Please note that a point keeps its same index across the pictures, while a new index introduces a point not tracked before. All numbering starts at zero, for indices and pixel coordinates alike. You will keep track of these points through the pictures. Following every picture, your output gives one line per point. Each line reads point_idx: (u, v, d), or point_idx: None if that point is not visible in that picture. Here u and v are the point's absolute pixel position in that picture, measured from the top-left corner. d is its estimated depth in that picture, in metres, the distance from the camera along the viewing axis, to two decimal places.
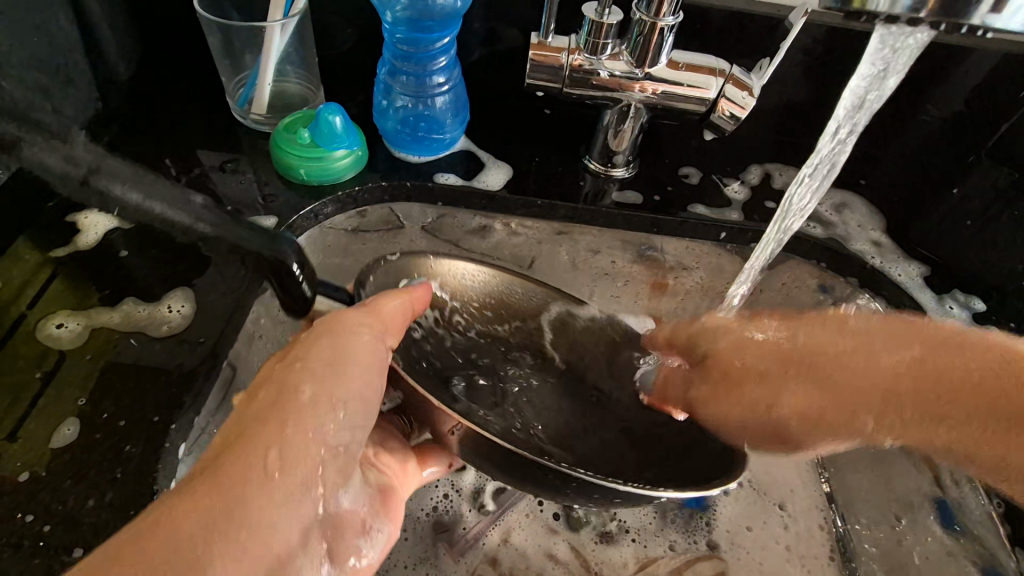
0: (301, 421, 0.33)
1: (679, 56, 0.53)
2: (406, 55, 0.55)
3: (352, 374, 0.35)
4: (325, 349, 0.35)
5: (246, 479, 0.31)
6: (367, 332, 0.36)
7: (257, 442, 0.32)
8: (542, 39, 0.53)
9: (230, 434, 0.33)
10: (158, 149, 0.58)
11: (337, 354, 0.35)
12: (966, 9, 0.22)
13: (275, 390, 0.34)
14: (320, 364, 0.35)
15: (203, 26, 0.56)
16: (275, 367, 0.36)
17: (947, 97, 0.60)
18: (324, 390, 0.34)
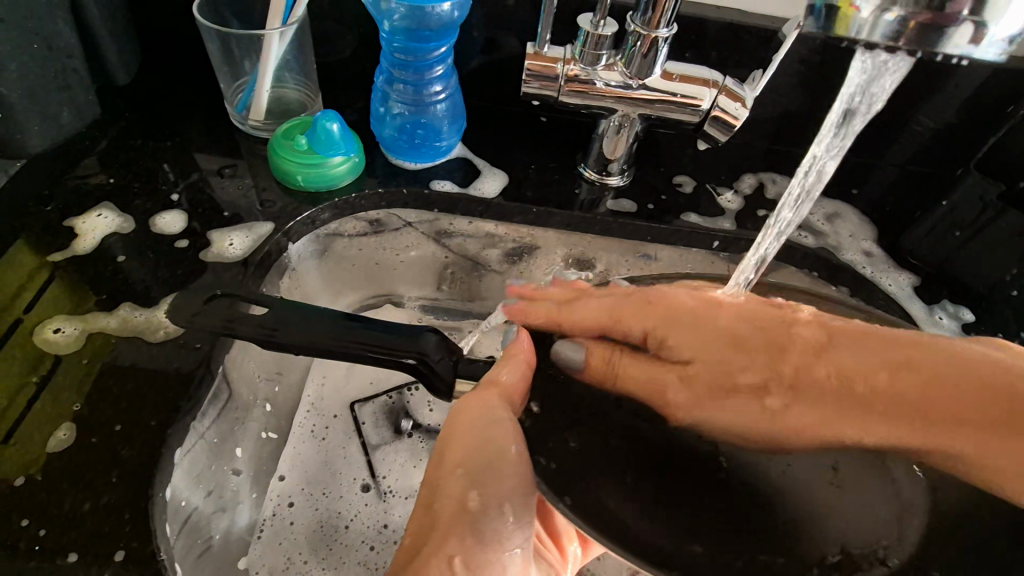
0: (477, 534, 0.36)
1: (673, 67, 0.54)
2: (403, 63, 0.56)
3: (504, 473, 0.37)
4: (470, 441, 0.38)
5: None
6: (505, 422, 0.38)
7: (442, 560, 0.35)
8: (538, 49, 0.54)
9: (409, 549, 0.37)
10: (157, 155, 0.58)
11: (486, 450, 0.37)
12: (941, 39, 0.23)
13: (443, 489, 0.37)
14: (474, 461, 0.37)
15: (203, 33, 0.57)
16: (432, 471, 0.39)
17: (939, 109, 0.61)
18: (488, 494, 0.37)
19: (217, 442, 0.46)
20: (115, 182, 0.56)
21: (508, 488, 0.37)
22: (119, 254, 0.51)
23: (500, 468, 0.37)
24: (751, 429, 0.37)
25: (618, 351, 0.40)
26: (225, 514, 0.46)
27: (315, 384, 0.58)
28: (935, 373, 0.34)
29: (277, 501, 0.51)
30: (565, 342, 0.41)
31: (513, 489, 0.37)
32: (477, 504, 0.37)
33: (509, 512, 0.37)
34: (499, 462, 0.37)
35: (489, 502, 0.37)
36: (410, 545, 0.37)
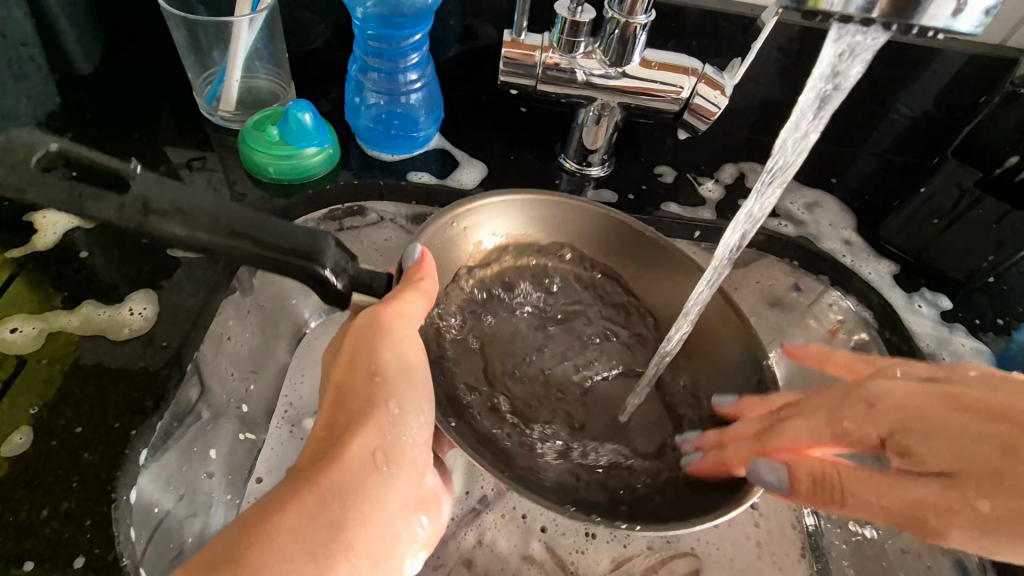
0: (395, 431, 0.35)
1: (652, 55, 0.53)
2: (377, 52, 0.54)
3: (415, 382, 0.37)
4: (384, 351, 0.37)
5: (351, 472, 0.33)
6: (410, 326, 0.38)
7: (357, 446, 0.34)
8: (515, 36, 0.53)
9: (322, 438, 0.35)
10: (122, 147, 0.56)
11: (398, 359, 0.37)
12: (917, 9, 0.22)
13: (352, 392, 0.36)
14: (379, 366, 0.36)
15: (168, 21, 0.55)
16: (340, 371, 0.37)
17: (918, 97, 0.61)
18: (401, 398, 0.36)
19: (196, 442, 0.45)
20: None
21: (420, 393, 0.37)
22: (83, 250, 0.49)
23: (413, 377, 0.37)
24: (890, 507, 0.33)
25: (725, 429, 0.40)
26: (198, 519, 0.42)
27: (293, 382, 0.50)
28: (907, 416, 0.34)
29: (253, 505, 0.44)
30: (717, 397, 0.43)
31: (422, 393, 0.37)
32: (392, 403, 0.36)
33: (420, 415, 0.37)
34: (412, 375, 0.37)
35: (401, 403, 0.36)
36: (321, 440, 0.35)
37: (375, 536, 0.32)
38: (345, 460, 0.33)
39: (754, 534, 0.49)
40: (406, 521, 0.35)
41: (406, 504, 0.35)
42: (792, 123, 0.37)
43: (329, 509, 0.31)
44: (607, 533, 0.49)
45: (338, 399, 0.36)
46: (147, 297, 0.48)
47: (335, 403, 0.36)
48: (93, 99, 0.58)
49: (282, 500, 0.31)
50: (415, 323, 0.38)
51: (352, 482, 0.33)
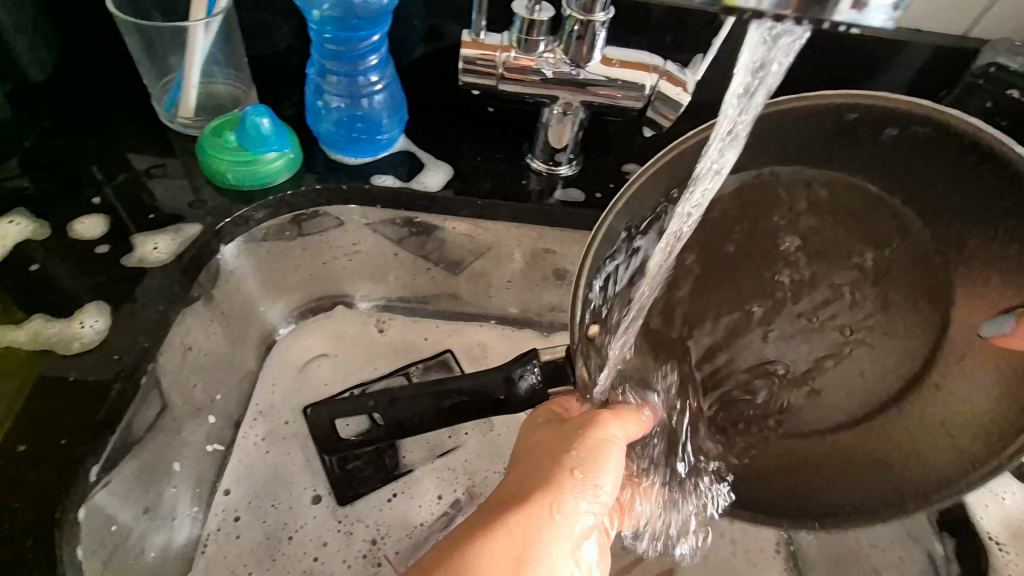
0: (573, 501, 0.38)
1: (612, 53, 0.53)
2: (334, 54, 0.54)
3: (603, 463, 0.39)
4: (600, 433, 0.40)
5: (536, 525, 0.37)
6: (604, 430, 0.40)
7: (543, 504, 0.38)
8: (475, 36, 0.52)
9: (509, 488, 0.40)
10: (78, 156, 0.55)
11: (602, 443, 0.39)
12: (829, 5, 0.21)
13: (532, 457, 0.41)
14: (561, 453, 0.39)
15: (120, 29, 0.54)
16: (540, 432, 0.42)
17: (890, 89, 0.60)
18: (588, 474, 0.39)
19: (156, 448, 0.46)
20: (32, 186, 0.53)
21: (601, 471, 0.39)
22: (35, 262, 0.48)
23: (598, 458, 0.39)
24: None
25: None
26: (161, 533, 0.47)
27: (264, 391, 0.57)
28: None
29: (222, 516, 0.50)
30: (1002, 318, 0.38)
31: (606, 475, 0.39)
32: (568, 484, 0.38)
33: (598, 491, 0.39)
34: (602, 457, 0.39)
35: (585, 472, 0.39)
36: (511, 488, 0.40)
37: None
38: (518, 525, 0.37)
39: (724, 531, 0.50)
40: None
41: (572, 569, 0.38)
42: (721, 112, 0.36)
43: (515, 551, 0.36)
44: None
45: (522, 459, 0.41)
46: (99, 310, 0.46)
47: (518, 464, 0.41)
48: (48, 107, 0.57)
49: (480, 532, 0.37)
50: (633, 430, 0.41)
51: (533, 532, 0.37)
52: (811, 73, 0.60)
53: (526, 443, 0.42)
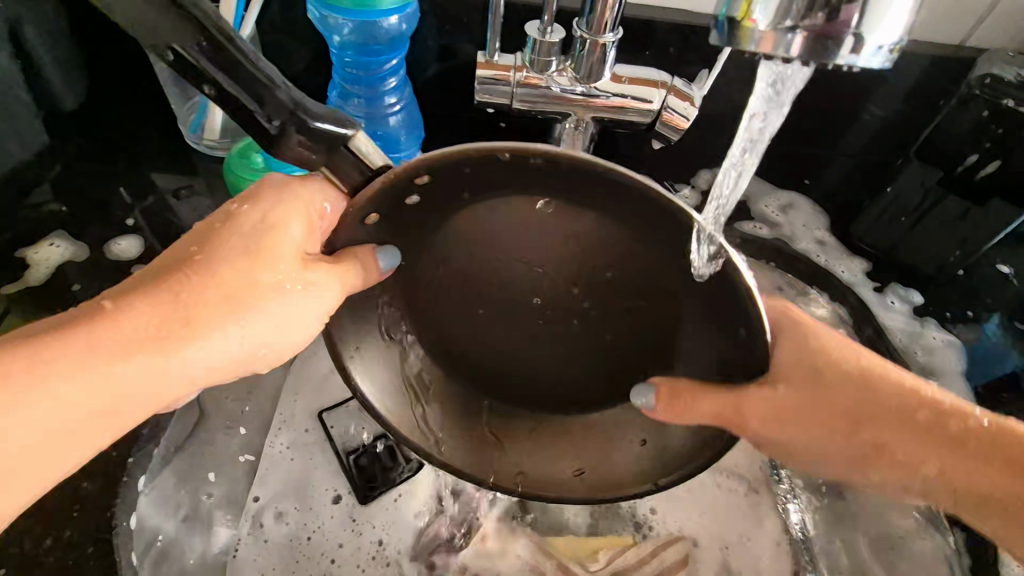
0: (208, 282, 0.36)
1: (621, 70, 0.55)
2: (355, 78, 0.56)
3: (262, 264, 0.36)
4: (238, 244, 0.37)
5: (191, 305, 0.35)
6: (330, 301, 0.37)
7: (199, 282, 0.36)
8: (489, 57, 0.55)
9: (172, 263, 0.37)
10: (110, 181, 0.58)
11: (261, 242, 0.37)
12: (828, 52, 0.22)
13: (236, 242, 0.37)
14: (240, 280, 0.36)
15: (148, 56, 0.56)
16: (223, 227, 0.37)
17: (889, 97, 0.61)
18: (254, 256, 0.36)
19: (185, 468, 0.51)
20: (68, 210, 0.55)
21: (250, 285, 0.36)
22: (75, 283, 0.51)
23: (263, 250, 0.37)
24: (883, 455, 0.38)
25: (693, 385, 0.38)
26: (200, 537, 0.49)
27: (285, 400, 0.57)
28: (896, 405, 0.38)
29: (250, 521, 0.51)
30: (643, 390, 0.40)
31: (246, 276, 0.36)
32: (261, 274, 0.36)
33: (264, 282, 0.36)
34: (255, 250, 0.36)
35: (267, 269, 0.37)
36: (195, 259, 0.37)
37: (193, 353, 0.36)
38: (137, 331, 0.34)
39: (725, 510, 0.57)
40: (219, 355, 0.36)
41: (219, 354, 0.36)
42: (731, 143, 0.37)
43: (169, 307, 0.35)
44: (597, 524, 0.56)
45: (196, 251, 0.37)
46: None
47: (189, 259, 0.37)
48: None
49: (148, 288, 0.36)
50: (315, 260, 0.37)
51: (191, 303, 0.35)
52: (811, 83, 0.61)
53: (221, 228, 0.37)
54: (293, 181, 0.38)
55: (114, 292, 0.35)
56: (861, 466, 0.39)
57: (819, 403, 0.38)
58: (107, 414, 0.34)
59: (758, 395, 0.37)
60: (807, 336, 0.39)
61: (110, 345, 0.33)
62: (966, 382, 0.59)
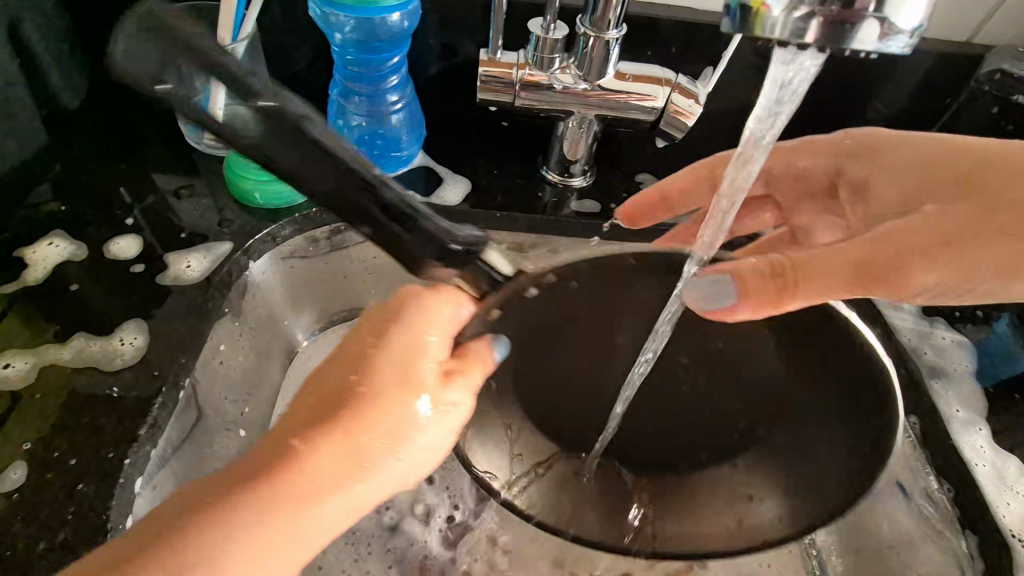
0: (354, 418, 0.34)
1: (625, 67, 0.54)
2: (357, 75, 0.56)
3: (384, 375, 0.35)
4: (351, 348, 0.36)
5: (330, 444, 0.33)
6: (465, 410, 0.37)
7: (347, 414, 0.34)
8: (491, 54, 0.54)
9: (313, 396, 0.35)
10: (109, 179, 0.57)
11: (391, 367, 0.35)
12: (847, 35, 0.21)
13: (389, 369, 0.35)
14: (404, 405, 0.35)
15: None
16: (361, 337, 0.36)
17: (893, 96, 0.61)
18: (371, 377, 0.34)
19: (191, 466, 0.46)
20: (67, 210, 0.54)
21: (387, 409, 0.34)
22: (74, 283, 0.50)
23: (399, 373, 0.35)
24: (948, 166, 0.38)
25: (771, 257, 0.34)
26: None
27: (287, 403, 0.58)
28: (935, 148, 0.39)
29: None
30: (704, 281, 0.35)
31: (386, 399, 0.34)
32: (391, 402, 0.34)
33: (412, 409, 0.35)
34: (382, 366, 0.35)
35: (391, 389, 0.34)
36: (340, 389, 0.35)
37: (354, 500, 0.34)
38: (320, 475, 0.33)
39: None
40: (381, 489, 0.35)
41: (380, 486, 0.35)
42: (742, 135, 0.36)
43: (321, 454, 0.33)
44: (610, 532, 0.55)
45: (321, 385, 0.35)
46: (137, 327, 0.48)
47: (349, 381, 0.35)
48: (80, 132, 0.59)
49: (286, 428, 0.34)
50: (437, 366, 0.36)
51: (326, 445, 0.33)
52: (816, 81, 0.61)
53: (353, 345, 0.36)
54: (413, 295, 0.37)
55: (289, 432, 0.33)
56: (1023, 211, 0.35)
57: (902, 152, 0.39)
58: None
59: (898, 226, 0.35)
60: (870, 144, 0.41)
61: (278, 501, 0.31)
62: (976, 382, 0.56)
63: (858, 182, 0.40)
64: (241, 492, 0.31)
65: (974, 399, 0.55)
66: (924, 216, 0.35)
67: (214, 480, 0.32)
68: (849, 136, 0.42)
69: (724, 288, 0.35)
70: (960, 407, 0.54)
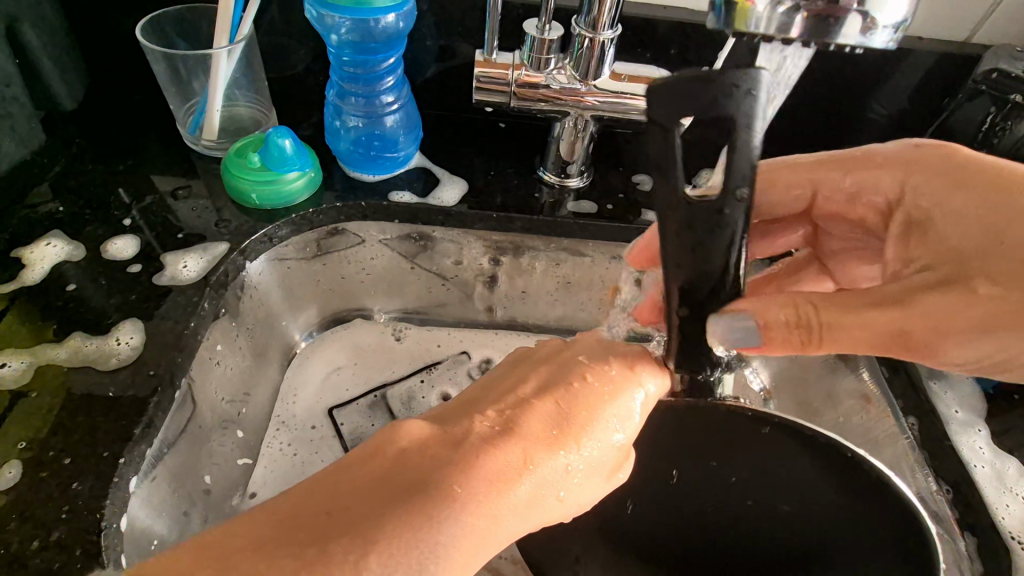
0: (538, 451, 0.35)
1: (620, 68, 0.54)
2: (353, 76, 0.56)
3: (605, 411, 0.37)
4: (549, 379, 0.39)
5: (511, 469, 0.33)
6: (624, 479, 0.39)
7: (530, 443, 0.35)
8: (487, 56, 0.54)
9: (502, 415, 0.36)
10: (108, 180, 0.57)
11: (619, 406, 0.38)
12: (831, 29, 0.21)
13: (575, 406, 0.37)
14: (607, 451, 0.37)
15: (148, 57, 0.56)
16: (559, 374, 0.39)
17: (892, 96, 0.60)
18: (577, 410, 0.37)
19: (188, 467, 0.47)
20: (65, 210, 0.55)
21: (586, 441, 0.36)
22: (71, 282, 0.50)
23: (586, 413, 0.37)
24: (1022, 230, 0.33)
25: (802, 300, 0.35)
26: None
27: (285, 403, 0.59)
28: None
29: None
30: (724, 317, 0.34)
31: (569, 438, 0.36)
32: (578, 442, 0.36)
33: (580, 459, 0.36)
34: (574, 405, 0.37)
35: (607, 426, 0.37)
36: (506, 417, 0.36)
37: (513, 533, 0.34)
38: (517, 506, 0.33)
39: None
40: (532, 524, 0.35)
41: (533, 524, 0.35)
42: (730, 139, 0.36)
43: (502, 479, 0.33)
44: None
45: (515, 412, 0.36)
46: (134, 327, 0.48)
47: (557, 410, 0.37)
48: (80, 133, 0.60)
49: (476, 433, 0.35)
50: (620, 419, 0.37)
51: (526, 463, 0.34)
52: (814, 82, 0.60)
53: (546, 373, 0.39)
54: (632, 361, 0.39)
55: (499, 449, 0.34)
56: None
57: (983, 186, 0.35)
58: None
59: (935, 295, 0.34)
60: (946, 178, 0.37)
61: (492, 524, 0.32)
62: (975, 384, 0.55)
63: (920, 217, 0.37)
64: (444, 487, 0.31)
65: (974, 400, 0.54)
66: (972, 294, 0.33)
67: (395, 459, 0.33)
68: (925, 150, 0.38)
69: (750, 330, 0.34)
70: (959, 408, 0.54)
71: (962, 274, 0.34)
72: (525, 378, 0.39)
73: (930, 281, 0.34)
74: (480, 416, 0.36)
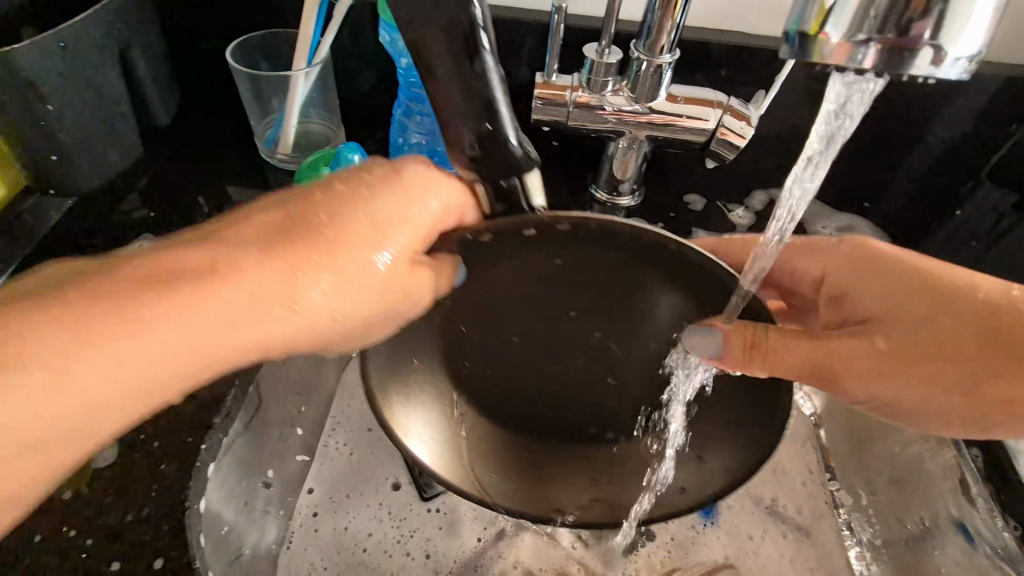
0: (315, 257, 0.34)
1: (678, 90, 0.55)
2: (419, 97, 0.60)
3: (402, 208, 0.36)
4: (345, 194, 0.35)
5: (267, 279, 0.33)
6: (419, 305, 0.37)
7: (309, 252, 0.34)
8: (547, 77, 0.56)
9: (288, 219, 0.35)
10: (193, 190, 0.62)
11: (397, 210, 0.36)
12: (905, 62, 0.22)
13: (363, 210, 0.35)
14: (376, 263, 0.36)
15: (234, 77, 0.61)
16: (367, 185, 0.36)
17: (952, 121, 0.59)
18: (362, 215, 0.35)
19: (251, 459, 0.50)
20: (156, 216, 0.60)
21: (362, 245, 0.35)
22: None
23: (414, 219, 0.36)
24: (904, 304, 0.39)
25: (759, 326, 0.36)
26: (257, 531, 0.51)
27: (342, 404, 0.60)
28: (915, 284, 0.40)
29: (303, 513, 0.54)
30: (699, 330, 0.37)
31: (353, 247, 0.35)
32: (357, 242, 0.35)
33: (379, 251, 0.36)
34: (370, 209, 0.36)
35: (378, 223, 0.35)
36: (287, 220, 0.35)
37: (289, 328, 0.35)
38: (257, 312, 0.33)
39: (784, 549, 0.55)
40: (303, 330, 0.36)
41: (288, 330, 0.35)
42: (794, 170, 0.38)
43: (283, 275, 0.34)
44: (664, 541, 0.55)
45: (238, 222, 0.35)
46: None
47: (314, 231, 0.35)
48: (170, 146, 0.65)
49: (242, 250, 0.34)
50: (418, 217, 0.37)
51: (248, 274, 0.33)
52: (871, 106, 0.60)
53: (344, 181, 0.36)
54: (401, 168, 0.37)
55: (199, 249, 0.33)
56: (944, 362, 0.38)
57: (889, 264, 0.41)
58: (108, 417, 0.32)
59: (845, 346, 0.39)
60: (870, 260, 0.42)
61: (253, 325, 0.34)
62: None
63: (839, 292, 0.43)
64: (143, 306, 0.31)
65: None
66: (873, 347, 0.38)
67: (79, 278, 0.32)
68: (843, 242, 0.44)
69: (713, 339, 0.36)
70: None
71: (873, 329, 0.39)
72: (308, 188, 0.36)
73: (850, 332, 0.39)
74: (244, 224, 0.35)
